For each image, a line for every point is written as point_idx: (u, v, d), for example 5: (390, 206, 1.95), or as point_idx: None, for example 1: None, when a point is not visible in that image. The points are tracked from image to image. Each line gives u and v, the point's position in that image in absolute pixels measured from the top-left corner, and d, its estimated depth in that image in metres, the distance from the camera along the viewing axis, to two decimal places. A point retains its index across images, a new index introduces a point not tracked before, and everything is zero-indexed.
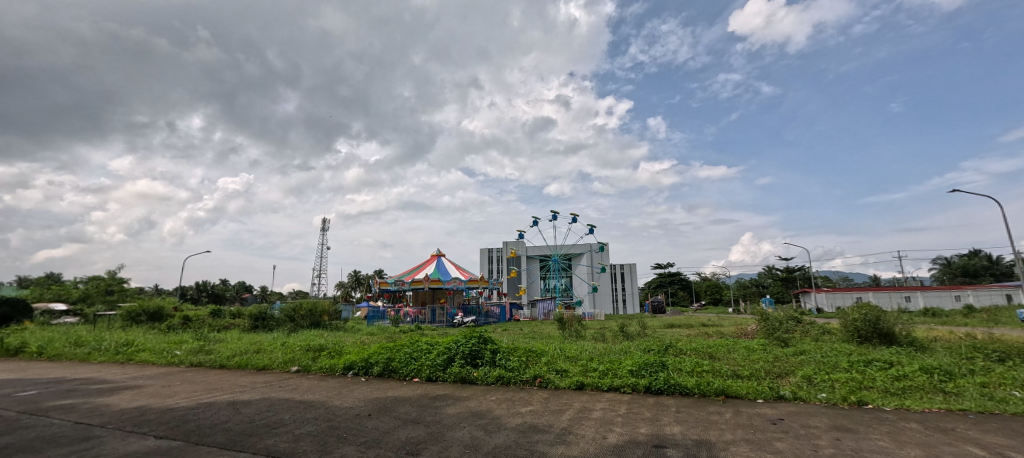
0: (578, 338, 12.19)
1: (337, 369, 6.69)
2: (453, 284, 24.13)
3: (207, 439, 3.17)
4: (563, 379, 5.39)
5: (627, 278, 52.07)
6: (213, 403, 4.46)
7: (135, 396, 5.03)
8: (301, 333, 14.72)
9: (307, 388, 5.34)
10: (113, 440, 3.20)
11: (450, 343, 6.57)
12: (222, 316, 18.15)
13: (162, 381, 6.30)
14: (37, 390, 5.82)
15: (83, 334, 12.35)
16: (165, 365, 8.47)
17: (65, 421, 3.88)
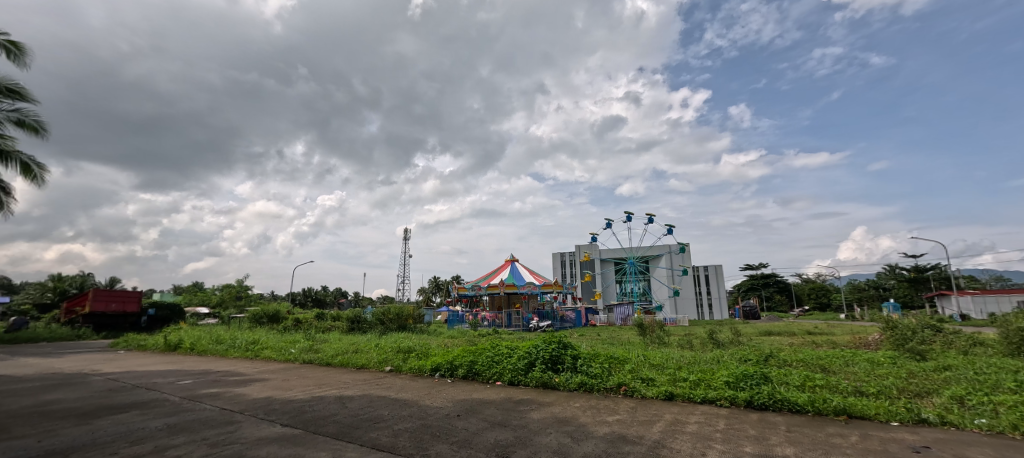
0: (661, 344, 11.52)
1: (425, 370, 7.09)
2: (528, 289, 24.37)
3: (321, 429, 3.55)
4: (651, 388, 5.12)
5: (714, 281, 48.11)
6: (324, 397, 5.01)
7: (263, 388, 5.84)
8: (391, 334, 15.92)
9: (400, 387, 5.74)
10: (250, 425, 3.73)
11: (530, 348, 6.60)
12: (324, 319, 20.37)
13: (281, 376, 7.24)
14: (193, 380, 7.06)
15: (221, 333, 14.70)
16: (283, 361, 9.75)
17: (214, 406, 4.63)
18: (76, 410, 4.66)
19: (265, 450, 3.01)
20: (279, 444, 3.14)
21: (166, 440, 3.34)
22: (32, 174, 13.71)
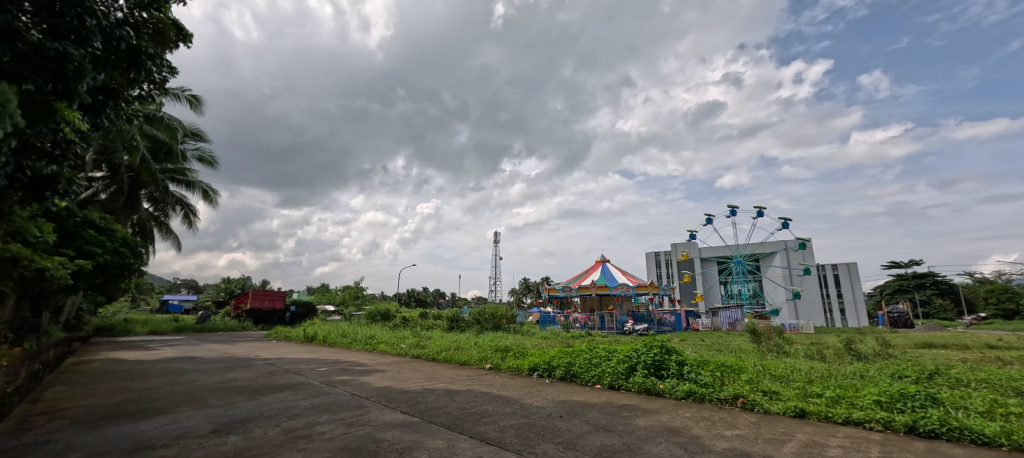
0: (782, 354, 10.18)
1: (523, 370, 7.24)
2: (621, 290, 23.46)
3: (435, 419, 3.85)
4: (775, 402, 4.55)
5: (846, 282, 41.14)
6: (434, 390, 5.43)
7: (383, 378, 6.55)
8: (488, 334, 16.61)
9: (501, 384, 5.97)
10: (376, 410, 4.21)
11: (629, 352, 6.37)
12: (427, 317, 22.08)
13: (396, 368, 8.05)
14: (328, 368, 8.21)
15: (345, 328, 16.82)
16: (396, 355, 10.82)
17: (346, 392, 5.32)
18: (248, 388, 5.74)
19: (391, 434, 3.35)
20: (401, 429, 3.47)
21: (314, 417, 3.93)
22: (209, 198, 17.31)
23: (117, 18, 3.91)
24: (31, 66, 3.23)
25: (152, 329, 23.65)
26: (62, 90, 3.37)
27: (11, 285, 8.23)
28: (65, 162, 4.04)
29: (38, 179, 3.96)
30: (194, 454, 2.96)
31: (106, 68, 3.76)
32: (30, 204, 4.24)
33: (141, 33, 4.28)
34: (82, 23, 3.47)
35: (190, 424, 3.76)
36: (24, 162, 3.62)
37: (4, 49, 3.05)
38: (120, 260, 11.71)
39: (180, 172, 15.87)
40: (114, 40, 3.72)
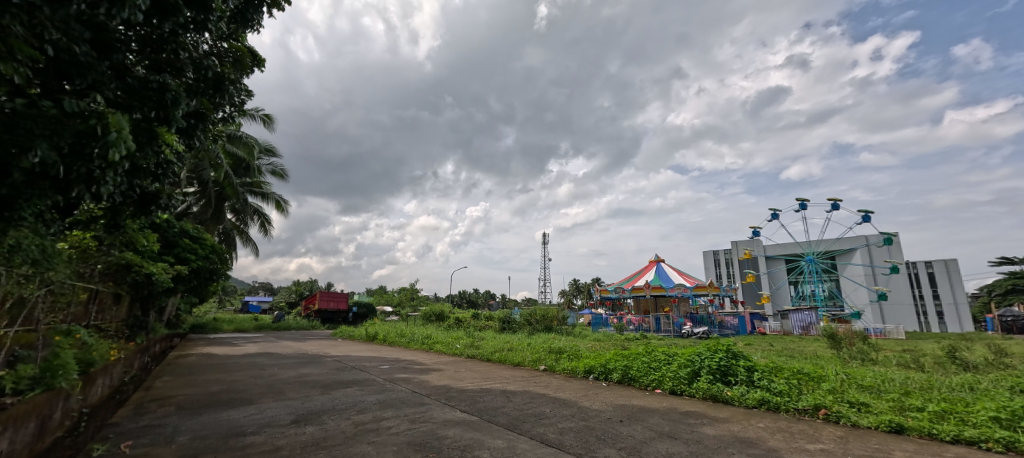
0: (869, 361, 9.16)
1: (578, 372, 7.12)
2: (678, 290, 22.33)
3: (494, 419, 3.89)
4: (864, 415, 4.10)
5: (945, 281, 36.23)
6: (490, 390, 5.51)
7: (441, 377, 6.76)
8: (539, 335, 16.57)
9: (557, 386, 5.92)
10: (437, 408, 4.35)
11: (692, 356, 6.06)
12: (479, 318, 22.49)
13: (453, 368, 8.27)
14: (390, 365, 8.63)
15: (404, 328, 17.62)
16: (451, 355, 11.12)
17: (408, 389, 5.56)
18: (320, 383, 6.18)
19: (452, 432, 3.44)
20: (462, 427, 3.55)
21: (380, 412, 4.13)
22: (281, 208, 18.91)
23: (205, 50, 4.37)
24: (139, 96, 3.72)
25: (235, 327, 26.23)
26: (164, 116, 3.84)
27: (126, 288, 9.51)
28: (165, 180, 4.59)
29: (144, 195, 4.54)
30: (279, 442, 3.23)
31: (197, 95, 4.22)
32: (139, 217, 4.87)
33: (226, 62, 4.75)
34: (177, 56, 3.91)
35: (273, 414, 4.12)
36: (134, 181, 4.16)
37: (117, 83, 3.51)
38: (209, 266, 13.12)
39: (257, 185, 17.49)
40: (203, 70, 4.15)
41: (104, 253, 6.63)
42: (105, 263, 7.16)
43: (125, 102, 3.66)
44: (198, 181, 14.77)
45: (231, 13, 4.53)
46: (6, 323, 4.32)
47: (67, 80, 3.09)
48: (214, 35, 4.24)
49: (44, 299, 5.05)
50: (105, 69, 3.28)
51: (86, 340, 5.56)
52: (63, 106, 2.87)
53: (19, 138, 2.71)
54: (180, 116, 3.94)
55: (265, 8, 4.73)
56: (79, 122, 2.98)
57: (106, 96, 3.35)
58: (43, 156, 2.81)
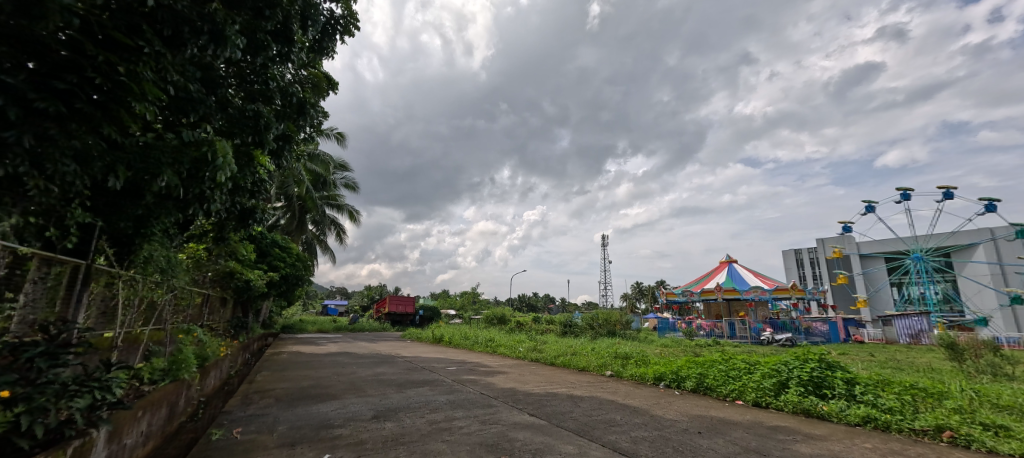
0: (1005, 377, 7.72)
1: (647, 378, 6.82)
2: (754, 293, 20.41)
3: (563, 424, 3.85)
4: (1004, 441, 3.45)
5: None
6: (557, 394, 5.46)
7: (507, 380, 6.86)
8: (603, 339, 16.14)
9: (626, 393, 5.72)
10: (505, 410, 4.40)
11: (778, 366, 5.54)
12: (540, 322, 22.45)
13: (517, 371, 8.34)
14: (457, 367, 8.92)
15: (467, 331, 18.13)
16: (515, 358, 11.22)
17: (476, 390, 5.70)
18: (394, 381, 6.56)
19: (522, 434, 3.45)
20: (531, 431, 3.56)
21: (451, 412, 4.28)
22: (354, 218, 20.40)
23: (290, 79, 4.84)
24: (239, 124, 4.21)
25: (318, 328, 28.73)
26: (258, 140, 4.33)
27: (231, 292, 10.83)
28: (259, 197, 5.17)
29: (243, 210, 5.15)
30: (363, 435, 3.47)
31: (284, 119, 4.69)
32: (240, 230, 5.52)
33: (307, 87, 5.23)
34: (268, 86, 4.38)
35: (356, 410, 4.44)
36: (235, 198, 4.73)
37: (222, 114, 4.04)
38: (296, 272, 14.52)
39: (333, 198, 19.07)
40: (289, 96, 4.58)
41: (214, 262, 7.61)
42: (215, 271, 8.22)
43: (228, 130, 4.18)
44: (286, 198, 16.48)
45: (311, 43, 4.98)
46: (142, 323, 5.10)
47: (184, 114, 3.60)
48: (297, 64, 4.68)
49: (170, 302, 5.89)
50: (212, 102, 3.79)
51: (202, 338, 6.40)
52: (183, 136, 3.35)
53: (150, 167, 3.21)
54: (270, 139, 4.42)
55: (338, 35, 5.18)
56: (193, 150, 3.44)
57: (213, 125, 3.85)
58: (169, 181, 3.30)
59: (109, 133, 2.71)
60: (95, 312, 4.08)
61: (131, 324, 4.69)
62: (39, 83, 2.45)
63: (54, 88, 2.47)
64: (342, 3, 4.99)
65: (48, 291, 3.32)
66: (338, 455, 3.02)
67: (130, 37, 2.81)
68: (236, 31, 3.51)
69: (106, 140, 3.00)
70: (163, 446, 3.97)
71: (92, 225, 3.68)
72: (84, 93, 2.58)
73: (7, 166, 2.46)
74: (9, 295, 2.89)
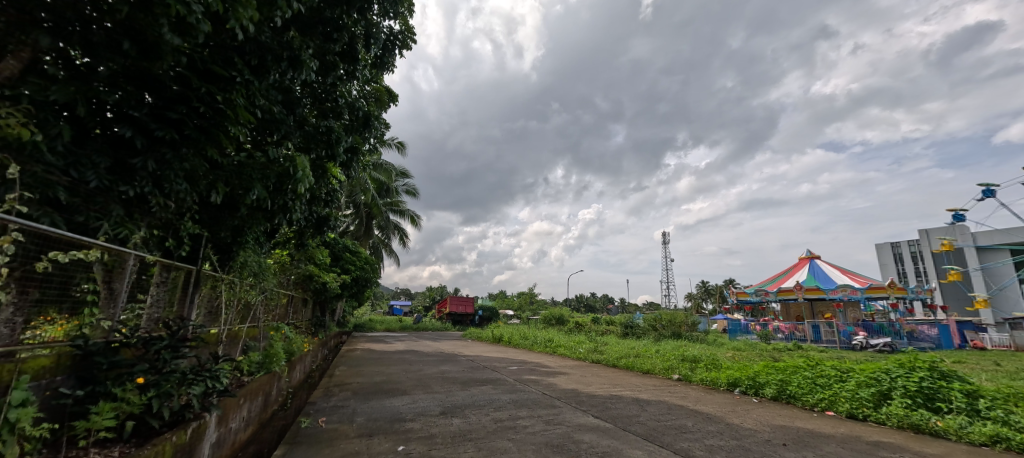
0: None
1: (719, 384, 6.40)
2: (843, 292, 18.22)
3: (630, 428, 3.73)
4: None
5: None
6: (622, 397, 5.30)
7: (568, 381, 6.80)
8: (668, 341, 15.42)
9: (697, 398, 5.41)
10: (568, 411, 4.37)
11: (877, 375, 4.94)
12: (600, 322, 21.99)
13: (579, 372, 8.24)
14: (517, 367, 9.01)
15: (526, 331, 18.25)
16: (575, 359, 11.08)
17: (538, 390, 5.71)
18: (459, 379, 6.79)
19: (587, 437, 3.41)
20: (597, 433, 3.50)
21: (515, 411, 4.33)
22: (416, 222, 21.42)
23: (356, 94, 5.19)
24: (314, 140, 4.60)
25: (386, 327, 30.47)
26: (331, 154, 4.70)
27: (311, 294, 11.85)
28: (332, 206, 5.60)
29: (319, 218, 5.61)
30: (433, 430, 3.63)
31: (352, 132, 5.04)
32: (317, 236, 6.01)
33: (371, 101, 5.57)
34: (338, 103, 4.74)
35: (425, 405, 4.65)
36: (312, 208, 5.17)
37: (300, 132, 4.44)
38: (365, 275, 15.56)
39: (396, 204, 20.14)
40: (355, 110, 4.93)
41: (296, 266, 8.38)
42: (297, 274, 9.04)
43: (306, 146, 4.58)
44: (355, 206, 17.70)
45: (374, 60, 5.31)
46: (240, 321, 5.73)
47: (268, 134, 3.99)
48: (363, 81, 5.01)
49: (262, 302, 6.58)
50: (292, 121, 4.17)
51: (289, 335, 7.07)
52: (269, 154, 3.73)
53: (244, 182, 3.62)
54: (340, 152, 4.78)
55: (397, 50, 5.47)
56: (277, 166, 3.82)
57: (293, 142, 4.24)
58: (259, 193, 3.68)
59: (211, 155, 3.09)
60: (203, 310, 4.65)
61: (232, 322, 5.29)
62: (158, 115, 2.87)
63: (169, 118, 2.87)
64: (400, 19, 5.28)
65: (169, 292, 3.85)
66: (411, 447, 3.18)
67: (226, 69, 3.18)
68: (309, 55, 3.83)
69: (208, 161, 3.42)
70: (261, 431, 4.45)
71: (199, 235, 4.21)
72: (191, 121, 2.97)
73: (136, 187, 2.90)
74: (139, 296, 3.36)
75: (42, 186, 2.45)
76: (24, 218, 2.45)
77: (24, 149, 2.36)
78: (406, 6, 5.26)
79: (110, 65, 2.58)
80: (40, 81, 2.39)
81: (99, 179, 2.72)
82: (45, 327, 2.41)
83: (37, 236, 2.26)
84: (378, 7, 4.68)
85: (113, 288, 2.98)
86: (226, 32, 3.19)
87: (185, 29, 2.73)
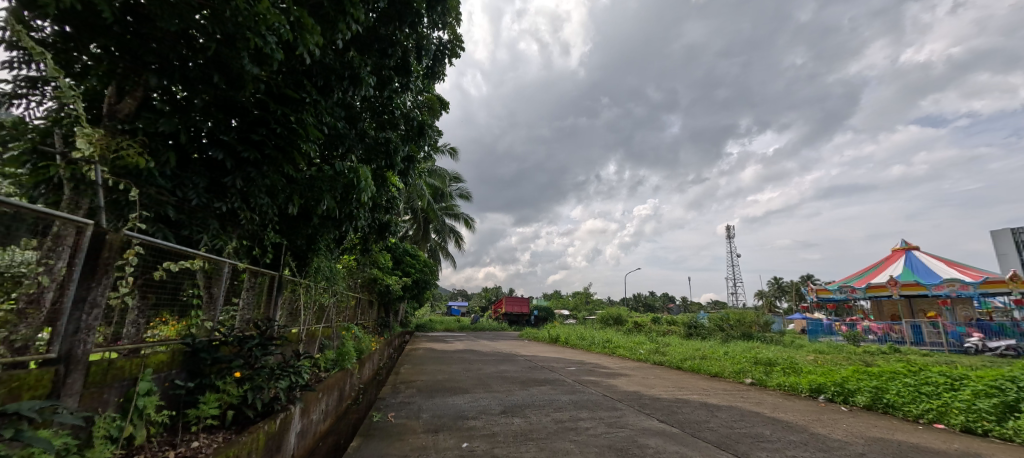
0: None
1: (800, 389, 5.87)
2: (949, 288, 15.77)
3: (700, 434, 3.54)
4: None
5: None
6: (689, 401, 5.04)
7: (630, 383, 6.59)
8: (738, 343, 14.40)
9: (774, 405, 5.00)
10: (632, 414, 4.23)
11: (999, 383, 4.27)
12: (661, 323, 21.08)
13: (640, 374, 7.97)
14: (576, 367, 8.90)
15: (583, 331, 17.97)
16: (636, 360, 10.72)
17: (599, 392, 5.60)
18: (517, 379, 6.86)
19: (653, 441, 3.30)
20: (663, 439, 3.36)
21: (576, 412, 4.28)
22: (470, 225, 21.92)
23: (410, 105, 5.42)
24: (374, 152, 4.89)
25: (446, 327, 31.55)
26: (390, 163, 4.97)
27: (376, 296, 12.58)
28: (392, 212, 5.91)
29: (381, 224, 5.93)
30: (495, 429, 3.70)
31: (409, 142, 5.29)
32: (380, 241, 6.37)
33: (424, 111, 5.79)
34: (394, 115, 4.99)
35: (486, 404, 4.76)
36: (375, 214, 5.48)
37: (362, 145, 4.74)
38: (424, 276, 16.19)
39: (451, 208, 20.75)
40: (410, 120, 5.16)
41: (362, 270, 8.94)
42: (363, 278, 9.63)
43: (367, 157, 4.88)
44: (412, 212, 18.49)
45: (425, 70, 5.50)
46: (316, 322, 6.23)
47: (334, 149, 4.30)
48: (416, 92, 5.23)
49: (334, 304, 7.09)
50: (354, 135, 4.46)
51: (358, 334, 7.56)
52: (336, 167, 4.02)
53: (316, 194, 3.93)
54: (398, 160, 5.03)
55: (447, 58, 5.65)
56: (343, 177, 4.10)
57: (356, 155, 4.53)
58: (329, 204, 3.99)
59: (287, 171, 3.39)
60: (285, 311, 5.11)
61: (309, 322, 5.77)
62: (244, 138, 3.20)
63: (252, 140, 3.20)
64: (449, 29, 5.44)
65: (257, 295, 4.28)
66: (475, 444, 3.27)
67: (297, 91, 3.48)
68: (367, 72, 4.07)
69: (285, 176, 3.76)
70: (338, 423, 4.81)
71: (280, 243, 4.64)
72: (270, 141, 3.28)
73: (228, 203, 3.27)
74: (233, 299, 3.77)
75: (156, 206, 2.84)
76: (144, 234, 2.86)
77: (141, 174, 2.75)
78: (454, 16, 5.42)
79: (203, 96, 2.94)
80: (151, 115, 2.78)
81: (199, 197, 3.11)
82: (162, 327, 2.77)
83: (152, 248, 2.61)
84: (427, 20, 4.86)
85: (213, 292, 3.36)
86: (297, 58, 3.48)
87: (262, 58, 3.03)
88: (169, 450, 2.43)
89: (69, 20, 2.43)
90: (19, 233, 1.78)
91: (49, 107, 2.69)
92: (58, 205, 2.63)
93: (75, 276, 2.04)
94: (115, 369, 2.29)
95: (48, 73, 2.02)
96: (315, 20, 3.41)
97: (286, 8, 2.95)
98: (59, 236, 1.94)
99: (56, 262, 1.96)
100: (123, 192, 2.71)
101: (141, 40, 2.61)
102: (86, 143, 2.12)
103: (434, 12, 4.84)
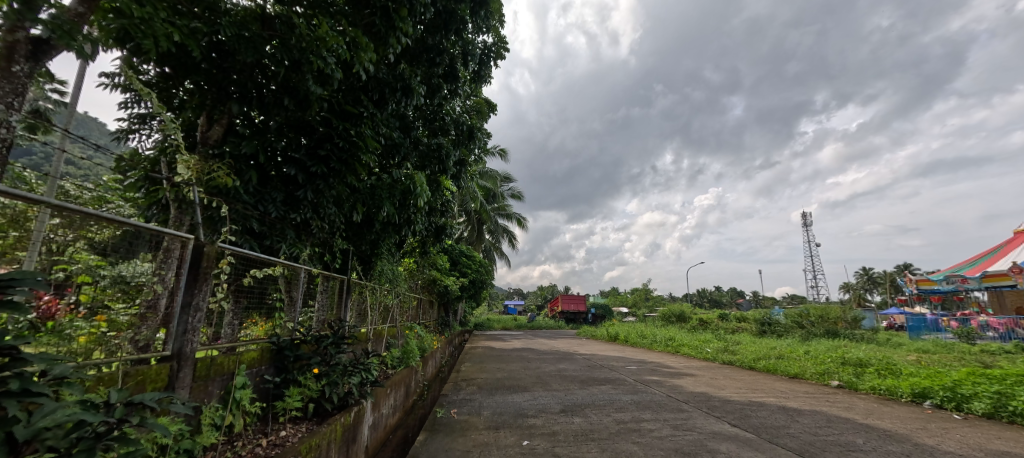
0: None
1: (899, 393, 5.21)
2: None
3: (778, 440, 3.27)
4: None
5: None
6: (765, 404, 4.68)
7: (697, 383, 6.26)
8: (821, 341, 13.11)
9: (868, 411, 4.48)
10: (699, 416, 4.02)
11: None
12: (729, 319, 19.76)
13: (708, 374, 7.54)
14: (637, 366, 8.63)
15: (644, 329, 17.33)
16: (703, 359, 10.16)
17: (662, 392, 5.39)
18: (577, 378, 6.80)
19: (725, 447, 3.11)
20: (736, 444, 3.16)
21: (638, 413, 4.15)
22: (523, 224, 22.04)
23: (460, 110, 5.57)
24: (428, 158, 5.10)
25: (503, 326, 32.10)
26: (442, 168, 5.19)
27: (436, 296, 13.11)
28: (447, 215, 6.12)
29: (437, 227, 6.15)
30: (555, 427, 3.69)
31: (460, 146, 5.43)
32: (437, 244, 6.62)
33: (474, 114, 5.93)
34: (445, 120, 5.16)
35: (545, 402, 4.76)
36: (431, 218, 5.72)
37: (417, 153, 4.98)
38: (480, 276, 16.56)
39: (503, 208, 21.09)
40: (460, 125, 5.28)
41: (422, 271, 9.35)
42: (424, 279, 10.10)
43: (423, 164, 5.10)
44: (466, 213, 19.00)
45: (472, 75, 5.60)
46: (382, 322, 6.61)
47: (391, 158, 4.54)
48: (463, 96, 5.37)
49: (397, 305, 7.51)
50: (408, 142, 4.66)
51: (421, 333, 7.90)
52: (394, 175, 4.24)
53: (375, 201, 4.19)
54: (451, 165, 5.22)
55: (493, 61, 5.72)
56: (401, 184, 4.32)
57: (411, 162, 4.75)
58: (388, 209, 4.23)
59: (350, 181, 3.63)
60: (354, 313, 5.45)
61: (376, 321, 6.13)
62: (312, 153, 3.48)
63: (319, 155, 3.45)
64: (493, 32, 5.50)
65: (330, 297, 4.64)
66: (535, 443, 3.29)
67: (355, 107, 3.71)
68: (418, 81, 4.23)
69: (349, 187, 4.03)
70: (407, 418, 5.07)
71: (347, 249, 4.98)
72: (334, 155, 3.50)
73: (301, 214, 3.58)
74: (309, 301, 4.14)
75: (241, 219, 3.19)
76: (235, 245, 3.24)
77: (229, 192, 3.10)
78: (497, 19, 5.49)
79: (276, 118, 3.25)
80: (235, 139, 3.11)
81: (277, 210, 3.44)
82: (252, 327, 3.10)
83: (241, 257, 2.94)
84: (472, 25, 4.95)
85: (292, 295, 3.68)
86: (353, 75, 3.73)
87: (324, 78, 3.27)
88: (262, 438, 2.72)
89: (168, 61, 2.81)
90: (140, 249, 2.09)
91: (156, 138, 3.15)
92: (166, 223, 3.04)
93: (182, 284, 2.35)
94: (217, 365, 2.59)
95: (154, 110, 2.34)
96: (369, 38, 3.62)
97: (342, 30, 3.18)
98: (169, 249, 2.26)
99: (168, 272, 2.28)
100: (216, 209, 3.08)
101: (224, 72, 2.95)
102: (185, 168, 2.41)
103: (478, 17, 4.92)
